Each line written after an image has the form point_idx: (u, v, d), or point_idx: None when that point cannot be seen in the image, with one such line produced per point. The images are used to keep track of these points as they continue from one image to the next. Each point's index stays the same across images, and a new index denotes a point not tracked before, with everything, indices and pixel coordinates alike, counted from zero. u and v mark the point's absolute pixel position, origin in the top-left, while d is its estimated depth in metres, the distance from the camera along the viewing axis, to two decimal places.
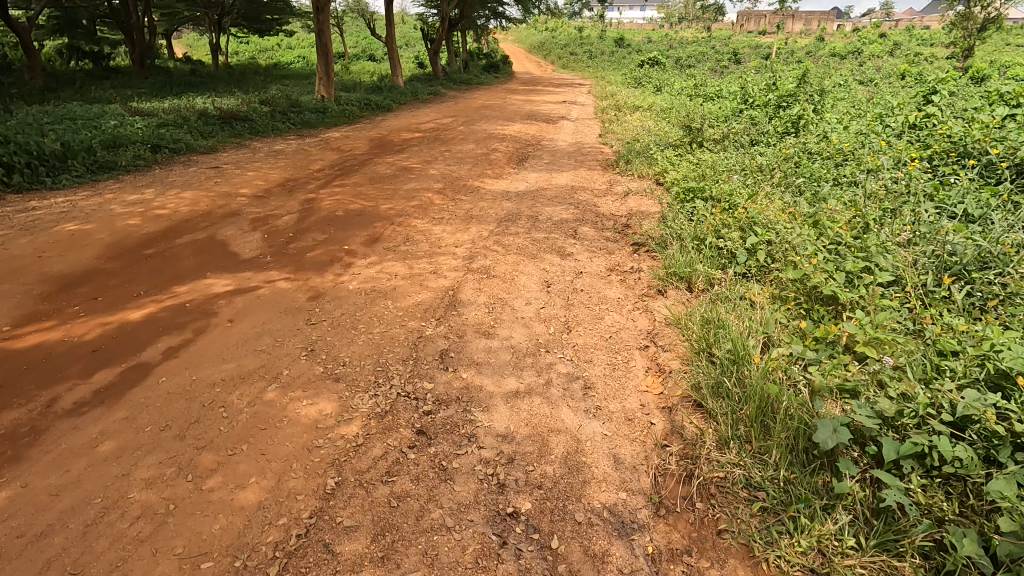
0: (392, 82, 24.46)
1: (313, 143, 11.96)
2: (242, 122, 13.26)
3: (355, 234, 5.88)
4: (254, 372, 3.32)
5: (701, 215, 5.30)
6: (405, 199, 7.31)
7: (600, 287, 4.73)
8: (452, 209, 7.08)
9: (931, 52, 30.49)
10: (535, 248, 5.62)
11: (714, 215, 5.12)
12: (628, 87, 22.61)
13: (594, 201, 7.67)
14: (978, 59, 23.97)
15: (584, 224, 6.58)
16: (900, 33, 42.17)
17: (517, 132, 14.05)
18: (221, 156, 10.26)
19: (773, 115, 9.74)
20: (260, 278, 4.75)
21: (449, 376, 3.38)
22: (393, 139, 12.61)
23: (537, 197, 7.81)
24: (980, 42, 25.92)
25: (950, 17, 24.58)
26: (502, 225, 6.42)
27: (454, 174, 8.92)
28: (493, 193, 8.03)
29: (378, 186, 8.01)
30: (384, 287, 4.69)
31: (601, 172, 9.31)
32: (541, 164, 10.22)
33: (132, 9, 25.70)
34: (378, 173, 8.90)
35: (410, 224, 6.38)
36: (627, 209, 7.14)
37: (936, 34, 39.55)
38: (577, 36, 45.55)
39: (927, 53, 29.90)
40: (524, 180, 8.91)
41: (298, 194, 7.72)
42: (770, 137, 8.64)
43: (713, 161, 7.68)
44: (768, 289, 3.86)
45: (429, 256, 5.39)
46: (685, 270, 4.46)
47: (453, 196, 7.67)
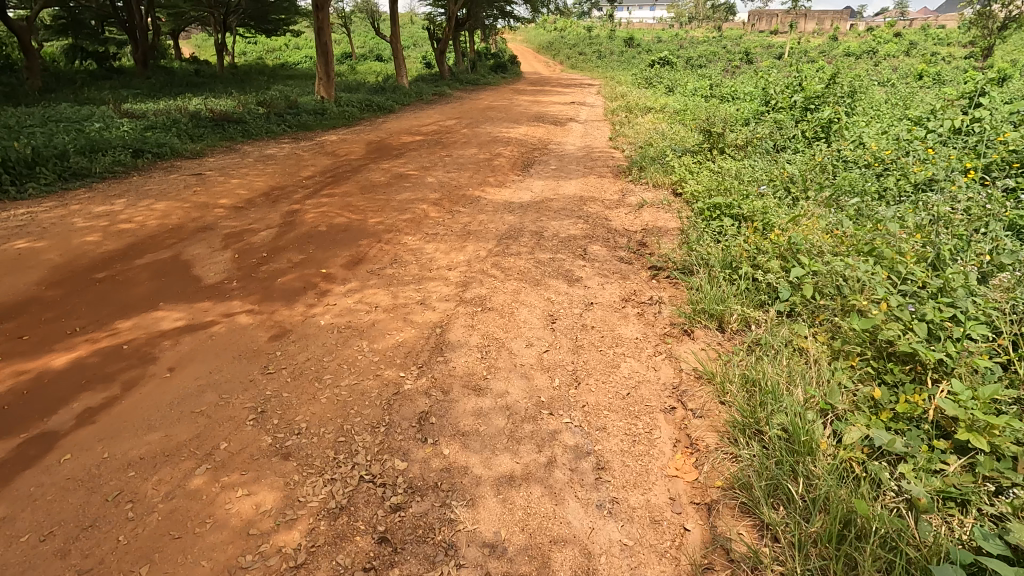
0: (397, 83, 23.85)
1: (307, 147, 11.36)
2: (236, 124, 12.69)
3: (336, 253, 5.22)
4: (181, 447, 2.64)
5: (731, 237, 4.61)
6: (397, 211, 6.66)
7: (615, 324, 4.03)
8: (448, 223, 6.43)
9: (950, 52, 29.62)
10: (539, 272, 4.94)
11: (747, 238, 4.42)
12: (639, 87, 21.84)
13: (605, 213, 6.99)
14: (999, 58, 23.11)
15: (594, 242, 5.90)
16: (915, 33, 41.32)
17: (522, 135, 13.39)
18: (207, 161, 9.66)
19: (799, 118, 9.00)
20: (219, 310, 4.11)
21: (428, 452, 2.71)
22: (392, 142, 11.99)
23: (542, 209, 7.13)
24: (1002, 41, 25.04)
25: (970, 16, 23.79)
26: (502, 242, 5.75)
27: (454, 183, 8.26)
28: (494, 204, 7.37)
29: (370, 196, 7.37)
30: (361, 322, 4.03)
31: (613, 179, 8.63)
32: (548, 171, 9.53)
33: (135, 10, 25.38)
34: (372, 181, 8.27)
35: (400, 241, 5.72)
36: (641, 224, 6.44)
37: (952, 32, 38.65)
38: (586, 35, 44.79)
39: (945, 52, 29.05)
40: (529, 189, 8.24)
41: (282, 205, 7.09)
42: (797, 144, 7.91)
43: (737, 170, 6.98)
44: (822, 337, 3.16)
45: (417, 282, 4.73)
46: (715, 306, 3.77)
47: (450, 208, 7.01)
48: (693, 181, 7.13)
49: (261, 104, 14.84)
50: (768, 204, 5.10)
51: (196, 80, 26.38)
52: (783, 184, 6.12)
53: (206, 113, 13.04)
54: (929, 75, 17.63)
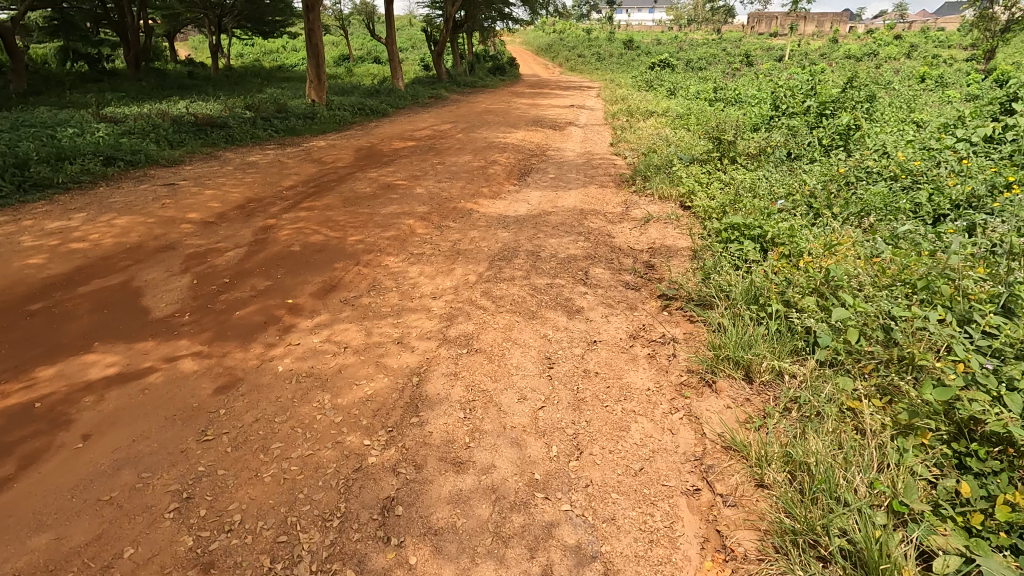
0: (392, 86, 23.28)
1: (293, 154, 10.80)
2: (219, 129, 12.14)
3: (306, 279, 4.65)
4: (71, 559, 2.09)
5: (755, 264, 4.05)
6: (380, 227, 6.09)
7: (623, 370, 3.46)
8: (436, 241, 5.86)
9: (952, 54, 29.20)
10: (535, 301, 4.36)
11: (774, 266, 3.86)
12: (640, 90, 21.28)
13: (607, 229, 6.43)
14: (1001, 60, 22.71)
15: (596, 263, 5.33)
16: (914, 34, 41.03)
17: (519, 140, 12.83)
18: (184, 169, 9.09)
19: (813, 125, 8.46)
20: (161, 352, 3.54)
21: (390, 560, 2.14)
22: (383, 149, 11.44)
23: (539, 224, 6.56)
24: (1005, 43, 24.65)
25: (972, 18, 23.40)
26: (494, 264, 5.18)
27: (444, 194, 7.68)
28: (486, 218, 6.80)
29: (353, 209, 6.80)
30: (326, 366, 3.45)
31: (615, 190, 8.08)
32: (546, 180, 8.97)
33: (125, 9, 24.82)
34: (356, 192, 7.70)
35: (380, 263, 5.15)
36: (648, 242, 5.87)
37: (950, 34, 38.38)
38: (584, 38, 44.34)
39: (947, 54, 28.63)
40: (525, 201, 7.67)
41: (256, 220, 6.52)
42: (813, 153, 7.37)
43: (750, 182, 6.45)
44: (879, 401, 2.61)
45: (395, 315, 4.16)
46: (742, 353, 3.21)
47: (439, 223, 6.44)
48: (704, 195, 6.59)
49: (248, 109, 14.25)
50: (791, 225, 4.57)
51: (189, 83, 25.76)
52: (804, 201, 5.59)
53: (189, 118, 12.46)
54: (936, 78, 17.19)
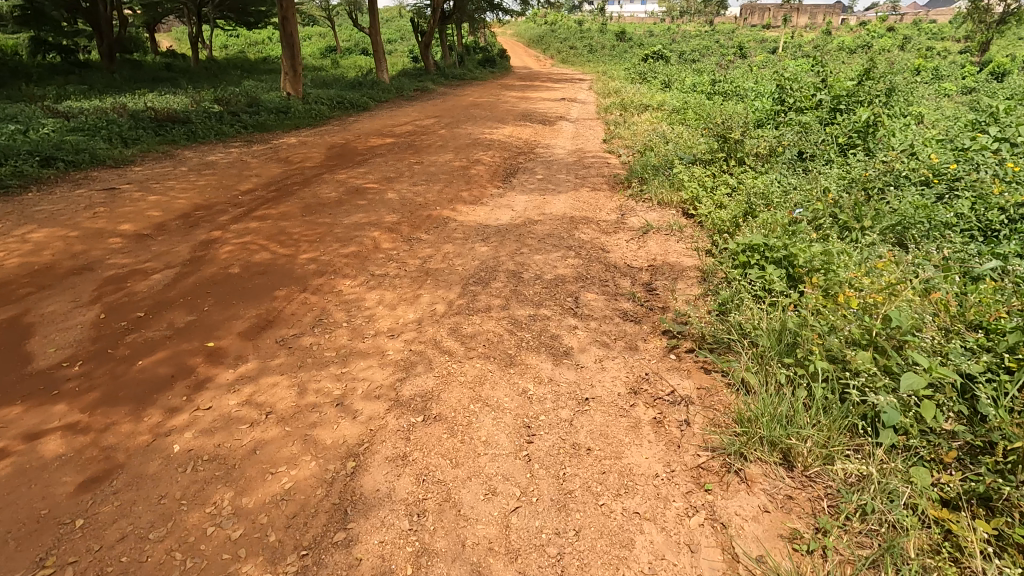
0: (377, 78, 22.32)
1: (259, 152, 9.94)
2: (182, 126, 11.24)
3: (238, 313, 3.84)
4: None
5: (785, 298, 3.31)
6: (339, 242, 5.28)
7: (622, 444, 2.70)
8: (402, 258, 5.06)
9: (947, 46, 28.59)
10: (514, 342, 3.59)
11: (813, 303, 3.12)
12: (633, 83, 20.43)
13: (601, 241, 5.66)
14: (996, 52, 22.09)
15: (588, 286, 4.56)
16: (904, 27, 40.55)
17: (506, 136, 12.01)
18: (133, 170, 8.21)
19: (826, 121, 7.70)
20: (25, 425, 2.74)
21: None
22: (358, 146, 10.59)
23: (523, 235, 5.77)
24: (1001, 36, 24.05)
25: (967, 10, 22.80)
26: (467, 288, 4.39)
27: (418, 200, 6.87)
28: (463, 228, 6.00)
29: (312, 218, 5.99)
30: (238, 443, 2.66)
31: (609, 194, 7.32)
32: (533, 182, 8.18)
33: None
34: (320, 197, 6.88)
35: (332, 289, 4.34)
36: (647, 258, 5.11)
37: (943, 26, 37.74)
38: (576, 29, 43.42)
39: (941, 47, 28.03)
40: (509, 207, 6.88)
41: (199, 232, 5.70)
42: (829, 153, 6.63)
43: (763, 187, 5.70)
44: (984, 524, 1.90)
45: (340, 362, 3.36)
46: (783, 431, 2.46)
47: (409, 236, 5.63)
48: (711, 203, 5.83)
49: (216, 103, 13.30)
50: (822, 247, 3.84)
51: (165, 75, 24.62)
52: (829, 210, 4.85)
53: (148, 112, 11.50)
54: (934, 70, 16.57)
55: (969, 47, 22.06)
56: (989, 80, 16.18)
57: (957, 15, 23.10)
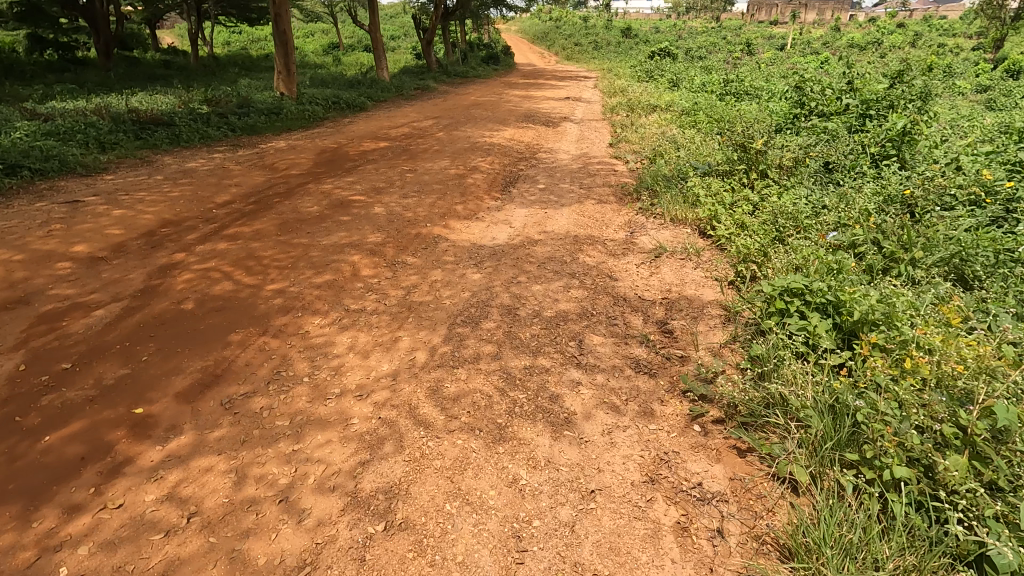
0: (376, 76, 21.71)
1: (244, 158, 9.36)
2: (166, 129, 10.67)
3: (180, 365, 3.24)
4: None
5: (838, 365, 2.71)
6: (313, 269, 4.68)
7: (638, 565, 2.11)
8: (382, 289, 4.46)
9: (958, 42, 27.87)
10: (505, 407, 2.98)
11: (876, 376, 2.52)
12: (640, 81, 19.75)
13: (607, 266, 5.05)
14: (1011, 49, 21.38)
15: (594, 326, 3.95)
16: (913, 23, 39.77)
17: (506, 139, 11.40)
18: (105, 179, 7.64)
19: (855, 127, 7.04)
20: None
21: None
22: (350, 151, 10.01)
23: (521, 258, 5.17)
24: (1016, 33, 23.33)
25: (980, 6, 22.11)
26: (454, 329, 3.78)
27: (407, 215, 6.27)
28: (454, 250, 5.40)
29: (287, 238, 5.40)
30: (145, 566, 2.09)
31: (616, 208, 6.72)
32: (534, 193, 7.57)
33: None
34: (301, 211, 6.30)
35: (297, 331, 3.74)
36: (661, 289, 4.50)
37: (953, 22, 36.93)
38: (580, 25, 42.74)
39: (953, 43, 27.31)
40: (506, 223, 6.27)
41: (160, 254, 5.12)
42: (861, 165, 5.99)
43: (791, 206, 5.09)
44: None
45: (292, 435, 2.77)
46: (856, 569, 1.88)
47: (393, 260, 5.03)
48: (732, 225, 5.23)
49: (204, 103, 12.73)
50: (874, 292, 3.24)
51: (161, 73, 24.09)
52: (871, 237, 4.25)
53: (131, 114, 10.93)
54: (951, 68, 15.90)
55: (983, 43, 21.25)
56: (1005, 77, 15.49)
57: (971, 10, 22.27)
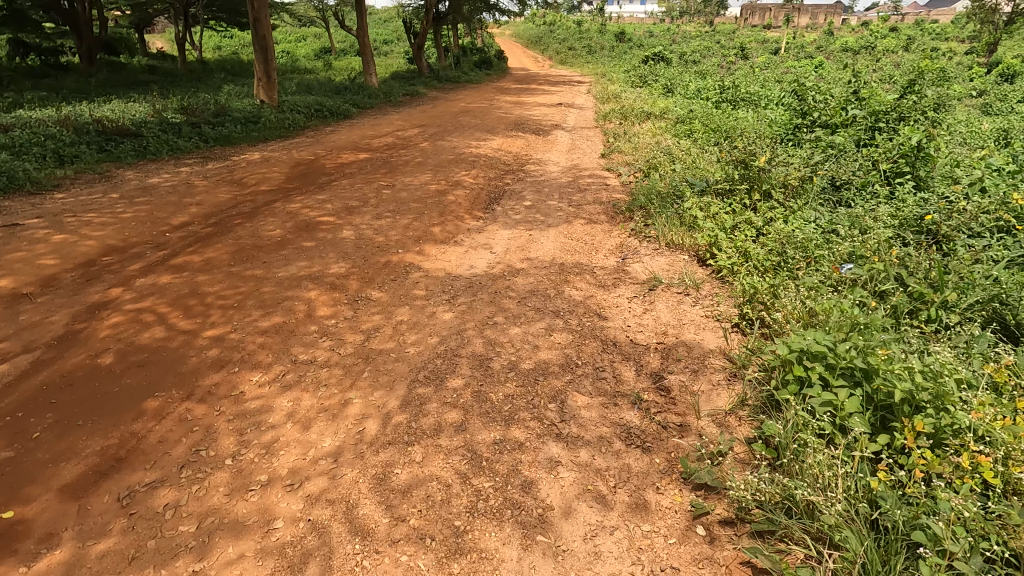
0: (364, 82, 21.14)
1: (213, 172, 8.81)
2: (132, 141, 10.10)
3: (75, 445, 2.69)
4: None
5: (882, 462, 2.18)
6: (261, 309, 4.12)
7: None
8: (339, 334, 3.91)
9: (951, 47, 27.63)
10: (466, 502, 2.44)
11: (933, 486, 2.00)
12: (633, 87, 19.25)
13: (595, 301, 4.53)
14: (1004, 53, 21.12)
15: (578, 381, 3.41)
16: (905, 27, 39.64)
17: (494, 150, 10.89)
18: (56, 197, 7.08)
19: (864, 140, 6.54)
20: None
21: None
22: (327, 163, 9.48)
23: (499, 291, 4.64)
24: (1009, 37, 23.08)
25: (972, 11, 21.91)
26: (414, 389, 3.24)
27: (377, 239, 5.72)
28: (426, 282, 4.85)
29: (240, 269, 4.85)
30: None
31: (606, 230, 6.21)
32: (520, 211, 7.04)
33: None
34: (262, 235, 5.75)
35: (229, 393, 3.18)
36: (655, 331, 3.98)
37: (944, 26, 36.79)
38: (574, 30, 42.39)
39: (945, 47, 27.08)
40: (487, 248, 5.74)
41: (95, 289, 4.57)
42: (873, 185, 5.50)
43: (800, 234, 4.59)
44: None
45: (196, 548, 2.23)
46: None
47: (355, 296, 4.47)
48: (735, 255, 4.72)
49: (178, 112, 12.15)
50: (908, 352, 2.74)
51: (143, 79, 23.47)
52: (894, 272, 3.76)
53: (96, 124, 10.35)
54: (948, 74, 15.55)
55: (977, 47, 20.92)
56: (1001, 82, 15.11)
57: (963, 15, 22.00)
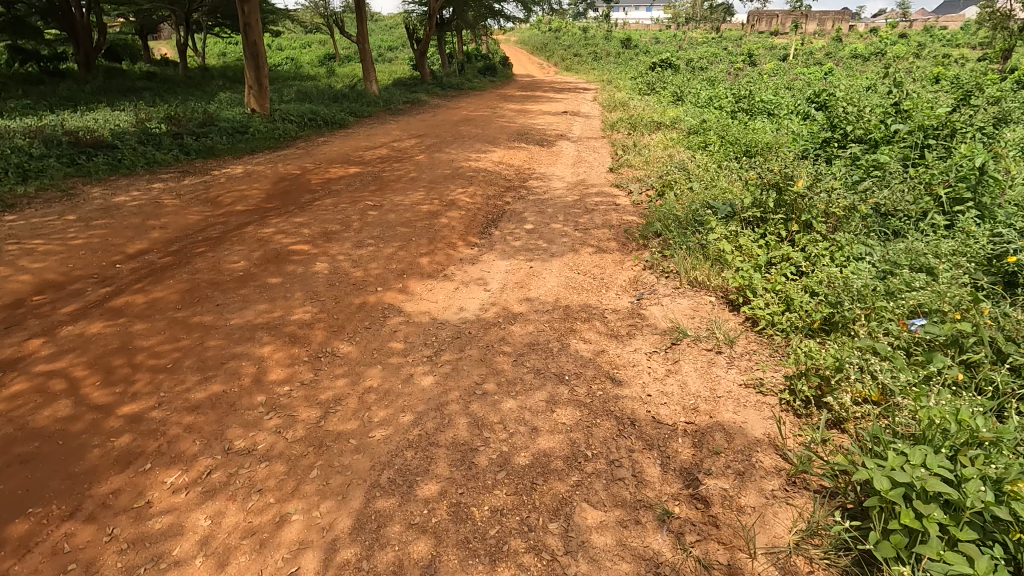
0: (364, 89, 20.44)
1: (188, 188, 8.11)
2: (107, 153, 9.43)
3: None
4: None
5: None
6: (198, 373, 3.36)
7: None
8: (290, 409, 3.15)
9: (965, 52, 26.80)
10: None
11: None
12: (641, 95, 18.47)
13: (607, 358, 3.75)
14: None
15: (588, 483, 2.64)
16: (915, 32, 38.80)
17: (495, 163, 10.15)
18: (5, 219, 6.37)
19: (912, 159, 5.76)
20: None
21: None
22: (313, 179, 8.76)
23: (492, 344, 3.87)
24: None
25: (987, 18, 21.16)
26: (373, 501, 2.48)
27: (354, 274, 4.96)
28: (405, 331, 4.08)
29: (187, 314, 4.11)
30: None
31: (618, 261, 5.45)
32: (520, 236, 6.29)
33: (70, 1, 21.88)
34: (223, 268, 5.01)
35: (128, 507, 2.43)
36: (683, 406, 3.20)
37: (955, 32, 35.99)
38: (580, 36, 41.74)
39: (959, 53, 26.24)
40: (480, 284, 4.97)
41: (10, 340, 3.84)
42: (933, 216, 4.71)
43: (856, 279, 3.84)
44: None
45: None
46: None
47: (318, 353, 3.71)
48: (776, 302, 3.95)
49: (162, 122, 11.49)
50: None
51: (140, 86, 22.87)
52: (987, 336, 3.01)
53: (70, 136, 9.68)
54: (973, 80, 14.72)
55: (992, 53, 20.19)
56: None
57: (978, 19, 21.25)
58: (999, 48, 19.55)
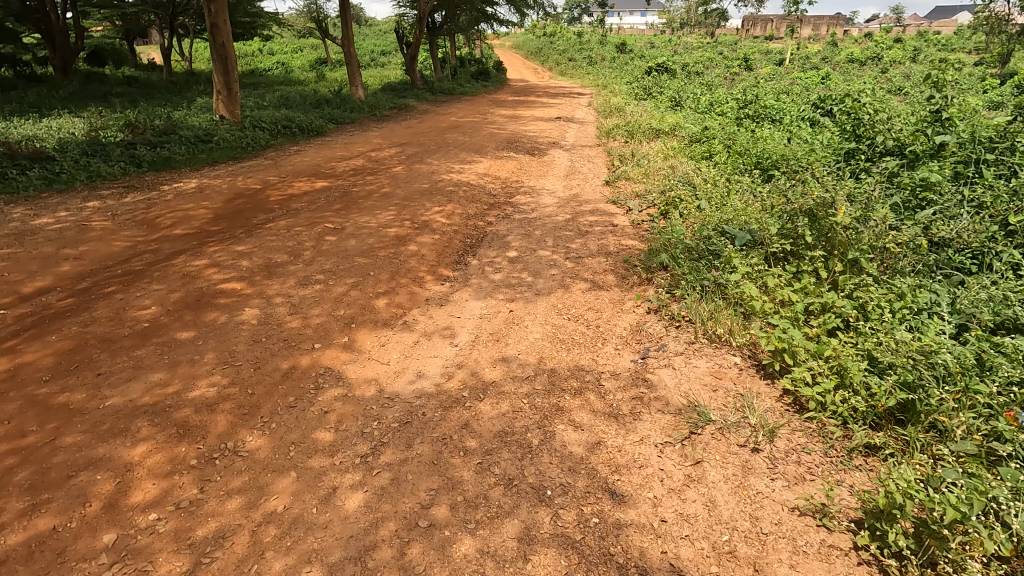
0: (349, 94, 19.42)
1: (127, 207, 7.13)
2: (45, 166, 8.42)
3: None
4: None
5: None
6: (27, 497, 2.39)
7: None
8: (143, 559, 2.17)
9: (963, 57, 26.21)
10: None
11: None
12: (637, 100, 17.59)
13: (603, 454, 2.77)
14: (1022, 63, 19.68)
15: None
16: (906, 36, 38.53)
17: (479, 175, 9.19)
18: None
19: (966, 176, 4.82)
20: None
21: None
22: (273, 195, 7.78)
23: (450, 434, 2.89)
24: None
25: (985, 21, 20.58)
26: None
27: (290, 323, 3.98)
28: (339, 411, 3.10)
29: (51, 391, 3.13)
30: None
31: (618, 302, 4.48)
32: (501, 266, 5.34)
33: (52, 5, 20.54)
34: (127, 316, 4.02)
35: None
36: (715, 547, 2.23)
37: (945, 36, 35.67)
38: (574, 41, 40.94)
39: (957, 57, 25.65)
40: (447, 335, 4.00)
41: None
42: (1011, 252, 3.76)
43: (934, 346, 2.89)
44: None
45: None
46: None
47: (212, 452, 2.73)
48: (828, 374, 3.00)
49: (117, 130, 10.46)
50: None
51: (114, 88, 21.76)
52: None
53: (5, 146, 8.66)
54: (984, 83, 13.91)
55: (989, 56, 19.61)
56: None
57: (974, 24, 20.71)
58: (999, 53, 18.93)
